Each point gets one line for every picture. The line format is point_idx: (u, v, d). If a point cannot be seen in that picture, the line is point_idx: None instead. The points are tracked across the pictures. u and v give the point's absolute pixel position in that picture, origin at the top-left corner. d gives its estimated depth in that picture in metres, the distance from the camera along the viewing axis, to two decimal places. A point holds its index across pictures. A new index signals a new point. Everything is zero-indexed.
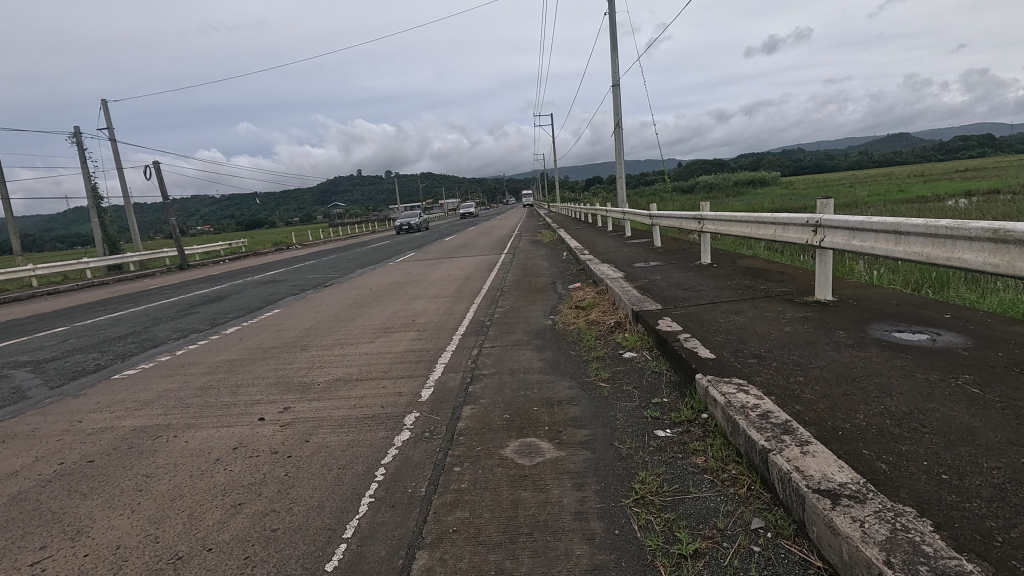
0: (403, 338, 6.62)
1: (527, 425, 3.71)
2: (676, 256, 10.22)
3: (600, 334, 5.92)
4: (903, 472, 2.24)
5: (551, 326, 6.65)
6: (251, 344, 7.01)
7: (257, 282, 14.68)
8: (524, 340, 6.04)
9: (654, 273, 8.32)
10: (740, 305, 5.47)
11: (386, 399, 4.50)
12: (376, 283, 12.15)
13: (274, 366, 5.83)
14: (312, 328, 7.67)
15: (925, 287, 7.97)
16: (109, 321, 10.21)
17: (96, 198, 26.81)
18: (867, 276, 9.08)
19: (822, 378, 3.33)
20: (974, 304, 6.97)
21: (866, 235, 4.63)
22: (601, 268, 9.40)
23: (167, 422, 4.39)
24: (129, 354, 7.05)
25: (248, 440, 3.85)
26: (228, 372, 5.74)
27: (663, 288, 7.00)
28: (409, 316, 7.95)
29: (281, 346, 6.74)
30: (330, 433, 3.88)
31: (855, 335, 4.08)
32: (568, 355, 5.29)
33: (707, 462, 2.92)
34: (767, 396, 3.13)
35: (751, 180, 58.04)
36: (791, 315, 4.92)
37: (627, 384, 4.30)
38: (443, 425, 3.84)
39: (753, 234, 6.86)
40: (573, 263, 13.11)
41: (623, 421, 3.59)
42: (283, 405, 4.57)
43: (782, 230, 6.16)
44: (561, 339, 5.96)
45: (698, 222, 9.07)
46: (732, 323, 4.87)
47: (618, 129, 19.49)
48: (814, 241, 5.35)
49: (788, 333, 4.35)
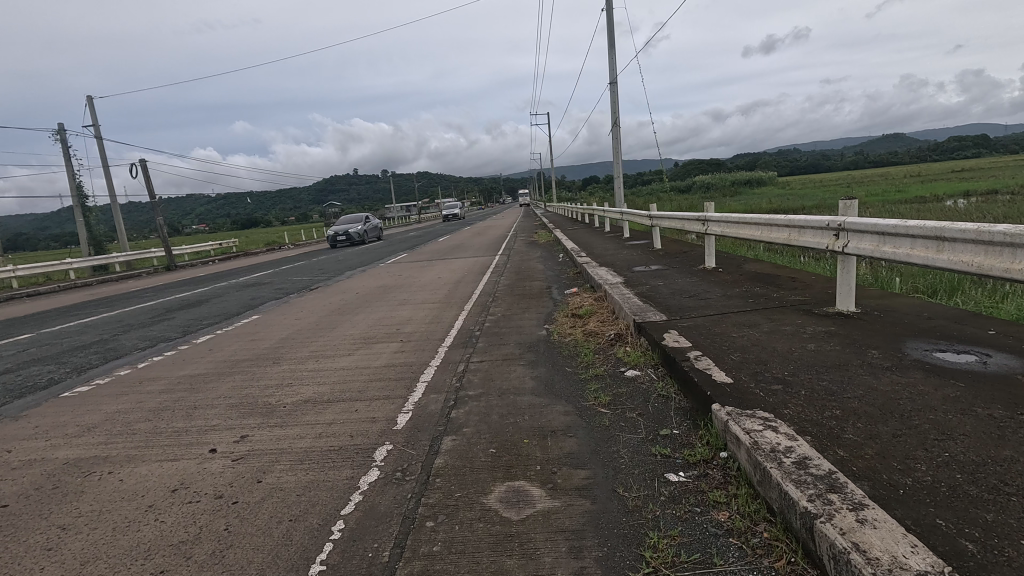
0: (384, 351, 6.07)
1: (516, 462, 3.18)
2: (678, 259, 9.70)
3: (599, 348, 5.37)
4: (999, 558, 1.73)
5: (546, 337, 6.11)
6: (220, 356, 6.45)
7: (241, 285, 14.08)
8: (516, 354, 5.50)
9: (656, 279, 7.78)
10: (753, 317, 4.95)
11: (357, 427, 3.97)
12: (364, 287, 11.61)
13: (239, 384, 5.27)
14: (288, 338, 7.10)
15: (938, 291, 7.52)
16: (78, 327, 9.62)
17: (80, 196, 26.00)
18: (874, 279, 8.61)
19: (863, 413, 2.81)
20: (993, 309, 6.53)
21: (900, 240, 4.10)
22: (599, 273, 8.90)
23: (106, 453, 3.85)
24: (87, 367, 6.48)
25: (191, 480, 3.31)
26: (187, 390, 5.19)
27: (666, 295, 6.50)
28: (393, 326, 7.38)
29: (251, 359, 6.17)
30: (288, 470, 3.35)
31: (891, 357, 3.56)
32: (563, 373, 4.75)
33: (732, 520, 2.41)
34: (801, 437, 2.62)
35: (749, 180, 57.79)
36: (812, 329, 4.40)
37: (631, 411, 3.76)
38: (419, 461, 3.31)
39: (764, 237, 6.33)
40: (570, 266, 12.61)
41: (628, 461, 3.07)
42: (240, 433, 4.02)
43: (798, 234, 5.62)
44: (556, 353, 5.42)
45: (702, 224, 8.53)
46: (747, 338, 4.35)
47: (616, 128, 19.01)
48: (836, 246, 4.81)
49: (812, 352, 3.84)
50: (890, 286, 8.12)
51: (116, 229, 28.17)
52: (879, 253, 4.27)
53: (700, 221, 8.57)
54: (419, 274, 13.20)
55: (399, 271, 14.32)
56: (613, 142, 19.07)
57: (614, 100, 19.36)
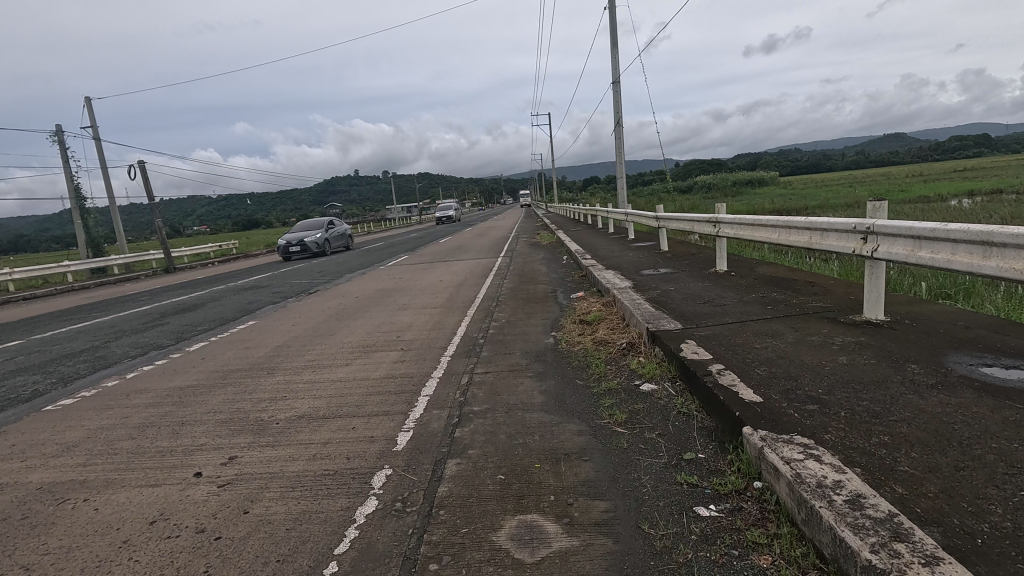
0: (384, 360, 5.78)
1: (527, 492, 2.89)
2: (686, 262, 9.41)
3: (610, 359, 5.08)
4: None
5: (554, 345, 5.82)
6: (212, 366, 6.16)
7: (239, 288, 13.81)
8: (522, 365, 5.21)
9: (666, 283, 7.49)
10: (775, 326, 4.67)
11: (353, 447, 3.68)
12: (363, 291, 11.32)
13: (230, 397, 4.98)
14: (284, 346, 6.81)
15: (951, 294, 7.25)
16: (69, 333, 9.34)
17: (76, 198, 25.68)
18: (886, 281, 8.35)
19: (915, 439, 2.53)
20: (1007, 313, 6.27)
21: (939, 245, 3.80)
22: (606, 277, 8.61)
23: (83, 476, 3.56)
24: (74, 378, 6.19)
25: (172, 510, 3.03)
26: (176, 404, 4.90)
27: (678, 301, 6.20)
28: (393, 333, 7.08)
29: (244, 369, 5.88)
30: (278, 498, 3.07)
31: (934, 372, 3.27)
32: (574, 387, 4.46)
33: (776, 566, 2.13)
34: (850, 469, 2.33)
35: (751, 180, 57.48)
36: (841, 340, 4.10)
37: (650, 432, 3.48)
38: (421, 489, 3.03)
39: (782, 240, 6.04)
40: (574, 268, 12.33)
41: (651, 491, 2.78)
42: (228, 454, 3.73)
43: (820, 237, 5.34)
44: (565, 363, 5.13)
45: (714, 226, 8.24)
46: (771, 350, 4.07)
47: (619, 127, 18.74)
48: (864, 251, 4.51)
49: (845, 366, 3.56)
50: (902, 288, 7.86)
51: (114, 231, 27.93)
52: (913, 258, 3.99)
53: (712, 223, 8.29)
54: (420, 277, 12.91)
55: (399, 274, 14.03)
56: (616, 142, 18.76)
57: (617, 99, 19.04)
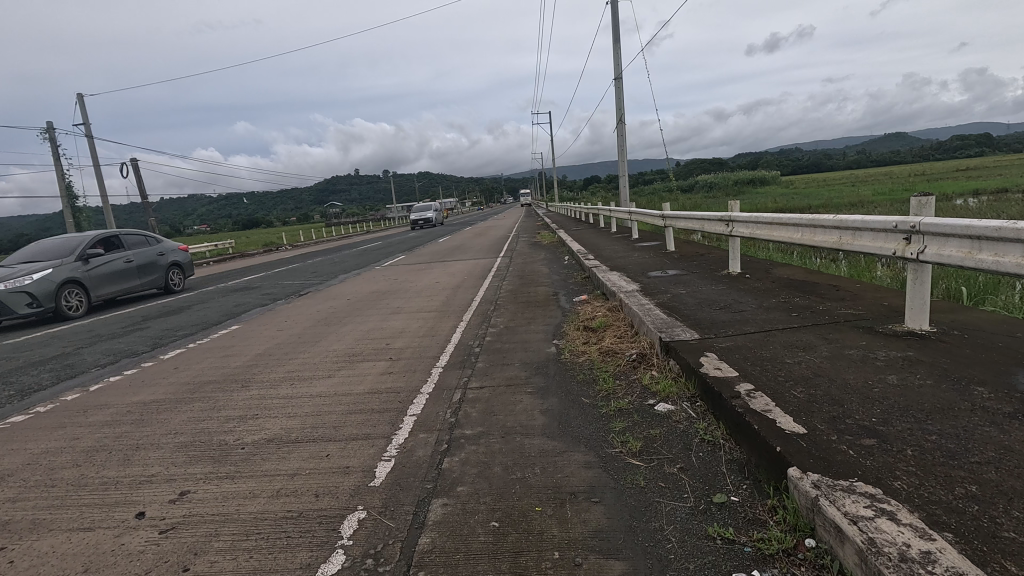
0: (370, 372, 5.27)
1: (527, 547, 2.39)
2: (695, 263, 8.91)
3: (620, 372, 4.56)
4: None
5: (556, 356, 5.31)
6: (184, 377, 5.66)
7: (229, 289, 13.33)
8: (521, 379, 4.70)
9: (677, 286, 6.99)
10: (805, 338, 4.16)
11: (324, 480, 3.17)
12: (355, 293, 10.83)
13: (196, 415, 4.46)
14: (265, 355, 6.30)
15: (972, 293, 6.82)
16: (43, 338, 8.84)
17: (68, 197, 25.22)
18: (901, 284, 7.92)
19: (1012, 492, 2.03)
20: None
21: (1005, 247, 3.29)
22: (610, 279, 8.11)
23: (8, 515, 3.06)
24: (34, 390, 5.68)
25: (100, 565, 2.52)
26: (135, 423, 4.39)
27: (692, 307, 5.70)
28: (382, 339, 6.57)
29: (217, 382, 5.36)
30: (228, 550, 2.56)
31: (1008, 397, 2.77)
32: (579, 406, 3.95)
33: None
34: (938, 535, 1.83)
35: (751, 179, 57.01)
36: (885, 355, 3.60)
37: (671, 466, 2.96)
38: (398, 541, 2.52)
39: (807, 241, 5.52)
40: (577, 269, 11.86)
41: (679, 548, 2.28)
42: (180, 488, 3.23)
43: (851, 237, 4.83)
44: (569, 377, 4.62)
45: (726, 225, 7.73)
46: (807, 366, 3.56)
47: (620, 124, 18.28)
48: (909, 252, 4.00)
49: (898, 387, 3.06)
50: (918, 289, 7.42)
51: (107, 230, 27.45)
52: (971, 262, 3.48)
53: (724, 221, 7.79)
54: (415, 279, 12.41)
55: (395, 274, 13.54)
56: (619, 140, 18.24)
57: (620, 96, 18.51)
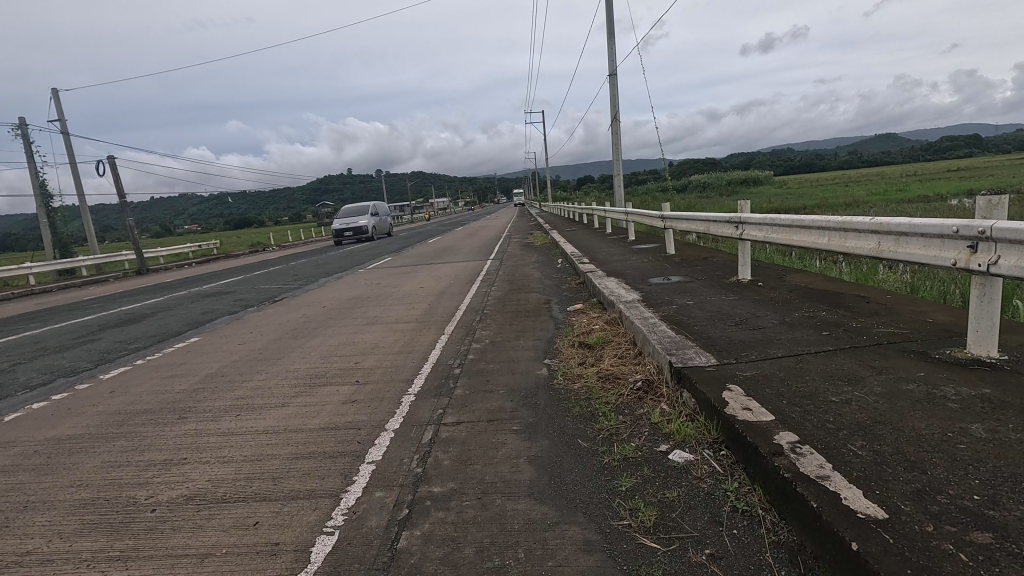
0: (331, 401, 4.51)
1: None
2: (699, 268, 8.20)
3: (622, 404, 3.84)
4: None
5: (547, 381, 4.57)
6: (118, 404, 4.88)
7: (201, 294, 12.53)
8: (506, 412, 3.96)
9: (682, 295, 6.29)
10: (847, 366, 3.45)
11: (242, 567, 2.42)
12: (333, 299, 10.07)
13: (112, 459, 3.69)
14: (217, 377, 5.52)
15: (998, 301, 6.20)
16: None
17: (43, 196, 24.21)
18: (918, 291, 7.27)
19: None
20: None
21: None
22: (607, 286, 7.41)
23: None
24: None
25: None
26: (36, 469, 3.61)
27: (703, 321, 4.99)
28: (352, 357, 5.82)
29: (152, 412, 4.58)
30: None
31: None
32: (576, 453, 3.22)
33: None
34: None
35: (744, 179, 56.65)
36: (955, 392, 2.89)
37: (699, 551, 2.23)
38: None
39: (835, 247, 4.82)
40: (570, 273, 11.18)
41: None
42: None
43: (893, 243, 4.11)
44: (561, 410, 3.88)
45: (735, 227, 7.03)
46: (859, 407, 2.85)
47: (615, 122, 17.62)
48: (975, 263, 3.29)
49: (990, 442, 2.36)
50: (941, 297, 6.76)
51: (84, 230, 26.39)
52: None
53: (733, 223, 7.06)
54: (399, 283, 11.69)
55: (379, 278, 12.79)
56: (614, 138, 17.55)
57: (615, 93, 17.84)
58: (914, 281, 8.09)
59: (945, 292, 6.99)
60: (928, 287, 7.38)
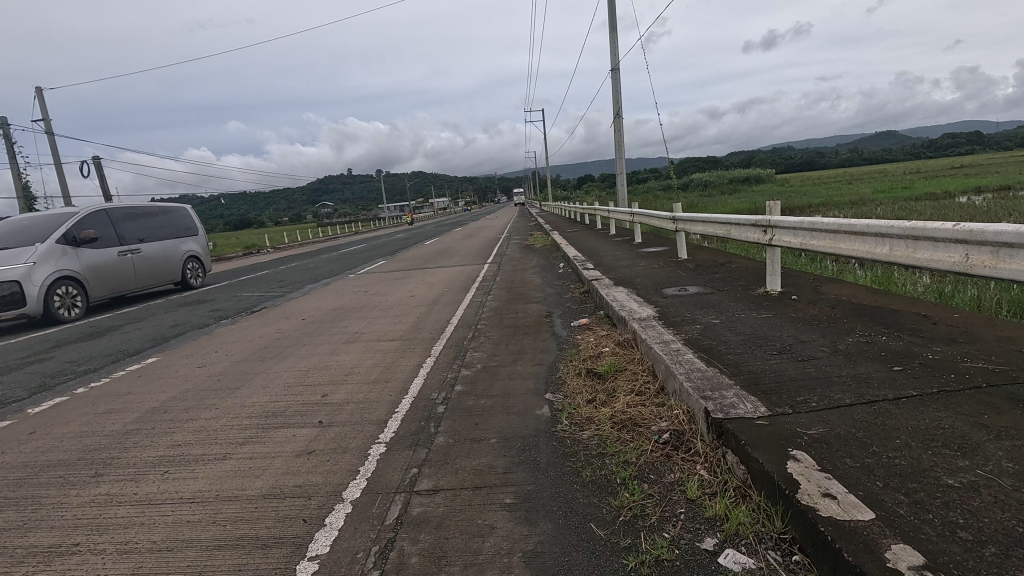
0: (283, 452, 3.66)
1: None
2: (717, 277, 7.34)
3: (646, 467, 2.97)
4: None
5: (549, 426, 3.70)
6: (28, 452, 4.02)
7: (178, 302, 11.69)
8: (496, 475, 3.10)
9: (706, 311, 5.42)
10: (949, 423, 2.60)
11: None
12: (315, 310, 9.23)
13: None
14: (158, 413, 4.65)
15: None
16: None
17: (26, 197, 23.38)
18: (961, 296, 6.43)
19: None
20: None
21: None
22: (616, 298, 6.54)
23: None
24: None
25: None
26: None
27: (739, 348, 4.13)
28: (321, 387, 4.97)
29: (63, 466, 3.71)
30: None
31: None
32: (591, 550, 2.36)
33: None
34: None
35: (747, 177, 55.55)
36: None
37: None
38: None
39: (904, 260, 3.95)
40: (573, 280, 10.33)
41: None
42: None
43: (990, 257, 3.26)
44: (567, 474, 3.02)
45: (764, 231, 6.14)
46: (995, 500, 2.01)
47: (619, 118, 16.73)
48: None
49: None
50: (984, 306, 5.98)
51: None
52: None
53: (761, 227, 6.18)
54: (389, 291, 10.84)
55: (368, 285, 11.95)
56: (617, 134, 16.68)
57: (619, 89, 16.96)
58: (948, 284, 7.27)
59: (988, 295, 6.16)
60: (968, 291, 6.56)
